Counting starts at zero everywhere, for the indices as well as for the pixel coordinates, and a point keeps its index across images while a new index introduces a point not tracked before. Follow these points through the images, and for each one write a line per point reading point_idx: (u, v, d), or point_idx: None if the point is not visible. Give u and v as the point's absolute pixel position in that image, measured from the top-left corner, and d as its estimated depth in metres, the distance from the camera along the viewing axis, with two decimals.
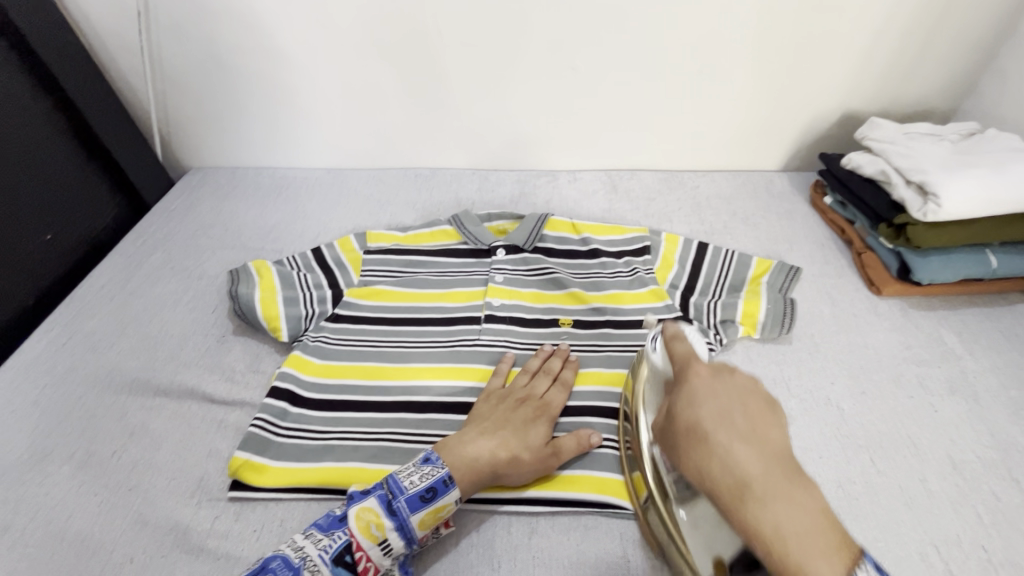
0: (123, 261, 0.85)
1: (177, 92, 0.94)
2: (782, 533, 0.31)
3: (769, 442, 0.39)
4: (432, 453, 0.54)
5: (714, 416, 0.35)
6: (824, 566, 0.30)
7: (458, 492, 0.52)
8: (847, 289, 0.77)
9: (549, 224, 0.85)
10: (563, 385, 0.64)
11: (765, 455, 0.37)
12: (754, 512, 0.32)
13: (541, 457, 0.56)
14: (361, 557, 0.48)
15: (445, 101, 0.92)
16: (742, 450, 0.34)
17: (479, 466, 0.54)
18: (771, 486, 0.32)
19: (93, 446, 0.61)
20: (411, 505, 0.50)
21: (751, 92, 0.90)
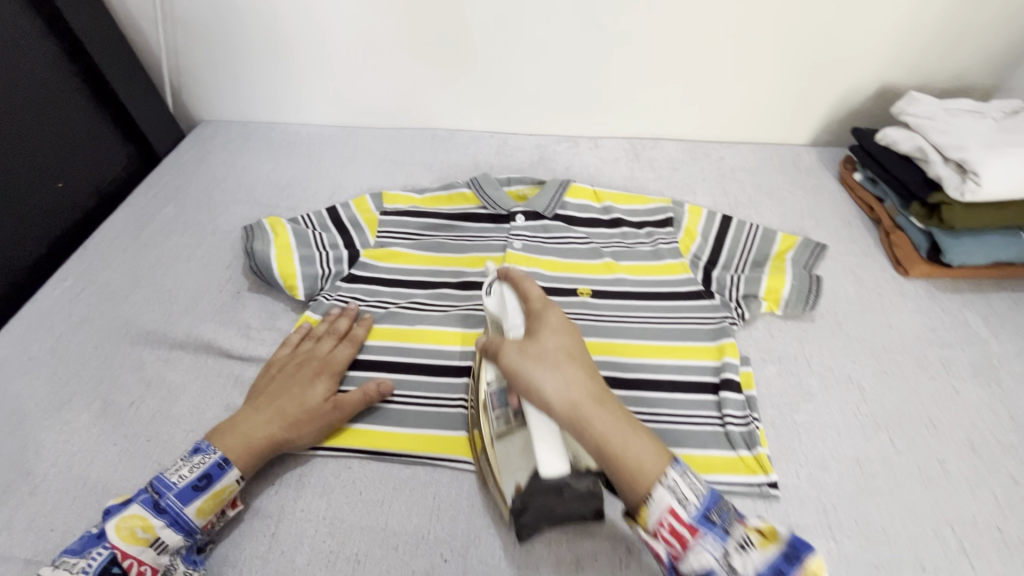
0: (136, 212, 0.83)
1: (189, 40, 0.90)
2: (615, 432, 0.45)
3: (681, 482, 0.45)
4: (202, 443, 0.53)
5: (556, 377, 0.47)
6: (643, 448, 0.45)
7: (239, 470, 0.52)
8: (873, 268, 0.76)
9: (571, 191, 0.82)
10: (351, 343, 0.64)
11: (672, 482, 0.45)
12: (596, 417, 0.46)
13: (318, 414, 0.56)
14: (131, 563, 0.46)
15: (468, 59, 0.89)
16: (574, 380, 0.47)
17: (257, 443, 0.53)
18: (603, 408, 0.46)
19: (111, 396, 0.61)
20: (182, 497, 0.49)
21: (785, 60, 0.86)
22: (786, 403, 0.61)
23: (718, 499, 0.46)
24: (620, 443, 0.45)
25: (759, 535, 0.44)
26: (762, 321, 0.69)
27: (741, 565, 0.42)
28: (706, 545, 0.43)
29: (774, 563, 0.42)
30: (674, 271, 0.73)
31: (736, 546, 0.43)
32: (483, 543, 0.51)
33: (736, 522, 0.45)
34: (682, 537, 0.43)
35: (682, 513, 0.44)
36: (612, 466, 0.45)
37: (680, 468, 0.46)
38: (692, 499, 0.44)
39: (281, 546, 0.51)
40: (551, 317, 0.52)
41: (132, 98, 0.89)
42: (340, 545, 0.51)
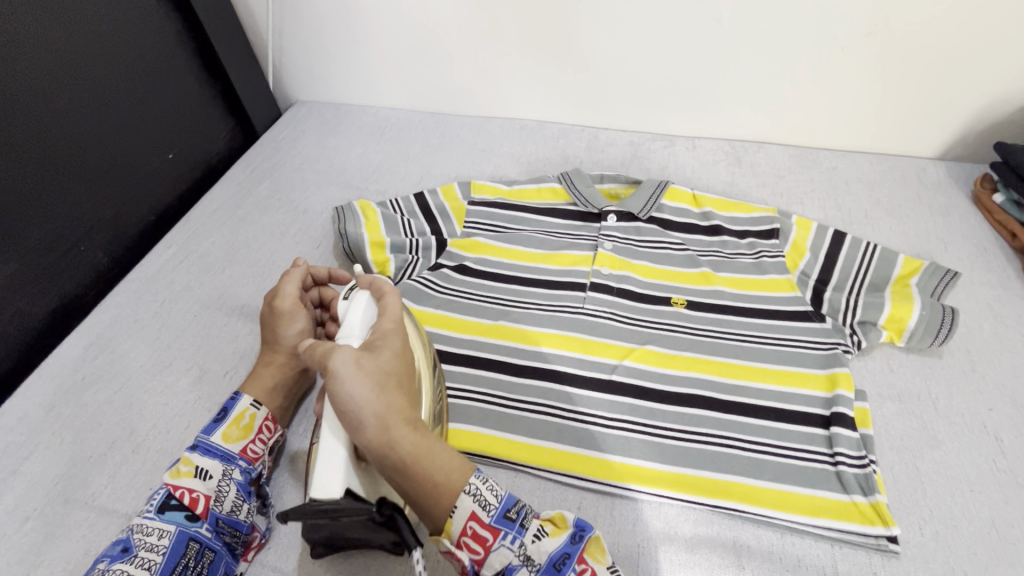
0: (235, 188, 0.86)
1: (293, 20, 0.92)
2: (419, 449, 0.43)
3: (483, 487, 0.44)
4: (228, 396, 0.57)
5: (371, 401, 0.44)
6: (457, 474, 0.44)
7: (247, 397, 0.54)
8: (1014, 304, 0.67)
9: (668, 193, 0.77)
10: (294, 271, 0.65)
11: (474, 488, 0.43)
12: (402, 433, 0.43)
13: (270, 318, 0.58)
14: (183, 493, 0.48)
15: (567, 49, 0.86)
16: (387, 416, 0.44)
17: (258, 372, 0.57)
18: (424, 448, 0.44)
19: (207, 364, 0.63)
20: (207, 430, 0.52)
21: (925, 61, 0.77)
22: (907, 447, 0.55)
23: (514, 497, 0.45)
24: (417, 451, 0.43)
25: (551, 525, 0.44)
26: (879, 353, 0.63)
27: (535, 553, 0.43)
28: (507, 544, 0.43)
29: (562, 547, 0.43)
30: (779, 288, 0.67)
31: (533, 537, 0.43)
32: None
33: (530, 515, 0.44)
34: (483, 540, 0.43)
35: (482, 515, 0.43)
36: (408, 477, 0.43)
37: (483, 474, 0.45)
38: (492, 501, 0.43)
39: (362, 534, 0.51)
40: (394, 334, 0.50)
41: (238, 76, 0.92)
42: (419, 542, 0.50)
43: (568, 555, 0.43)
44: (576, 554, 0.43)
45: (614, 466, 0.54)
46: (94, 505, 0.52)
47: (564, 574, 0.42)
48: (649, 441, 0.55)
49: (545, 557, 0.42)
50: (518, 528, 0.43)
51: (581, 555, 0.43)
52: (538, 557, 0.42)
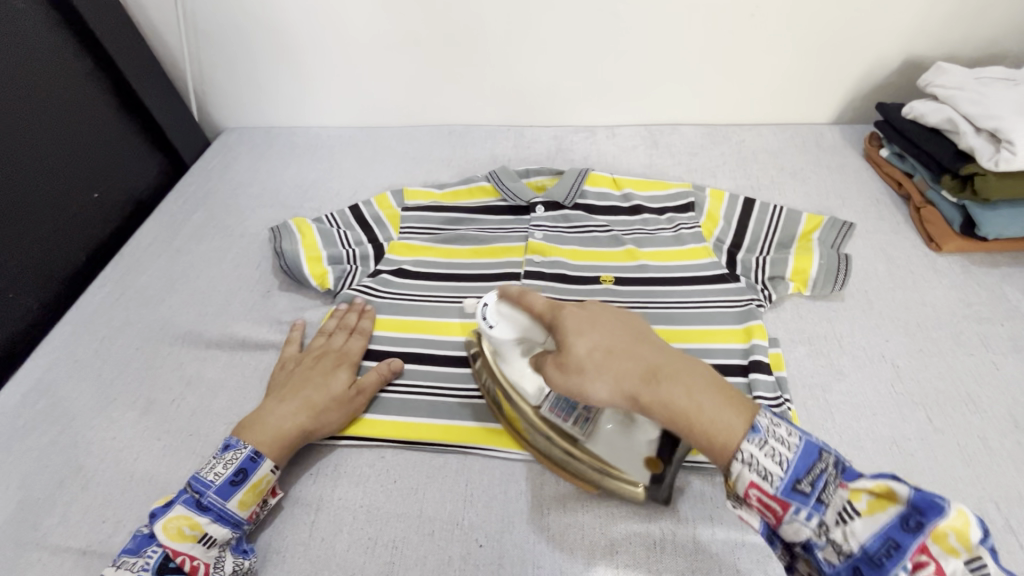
0: (168, 220, 0.86)
1: (211, 49, 0.92)
2: (681, 406, 0.41)
3: (758, 454, 0.40)
4: (232, 439, 0.53)
5: (612, 380, 0.42)
6: (733, 418, 0.41)
7: (271, 462, 0.53)
8: (904, 246, 0.74)
9: (589, 179, 0.82)
10: (362, 336, 0.65)
11: (749, 458, 0.40)
12: (661, 391, 0.41)
13: (345, 400, 0.58)
14: (184, 559, 0.48)
15: (483, 54, 0.89)
16: (630, 377, 0.42)
17: (291, 406, 0.56)
18: (681, 392, 0.41)
19: (152, 394, 0.64)
20: (221, 494, 0.50)
21: (807, 35, 0.84)
22: (817, 383, 0.60)
23: (816, 454, 0.40)
24: (688, 408, 0.41)
25: (866, 498, 0.39)
26: (790, 303, 0.69)
27: (845, 540, 0.38)
28: (799, 518, 0.39)
29: (885, 531, 0.37)
30: (698, 256, 0.73)
31: (836, 519, 0.39)
32: (515, 530, 0.52)
33: (836, 486, 0.40)
34: (774, 510, 0.40)
35: (766, 485, 0.40)
36: (687, 434, 0.41)
37: (760, 439, 0.40)
38: (775, 472, 0.40)
39: (321, 533, 0.52)
40: (597, 305, 0.48)
41: (160, 109, 0.92)
42: (377, 532, 0.52)
43: (900, 545, 0.37)
44: (919, 545, 0.37)
45: None
46: (46, 545, 0.52)
47: (892, 567, 0.36)
48: None
49: (862, 543, 0.38)
50: (753, 427, 0.40)
51: (926, 546, 0.37)
52: (851, 543, 0.38)
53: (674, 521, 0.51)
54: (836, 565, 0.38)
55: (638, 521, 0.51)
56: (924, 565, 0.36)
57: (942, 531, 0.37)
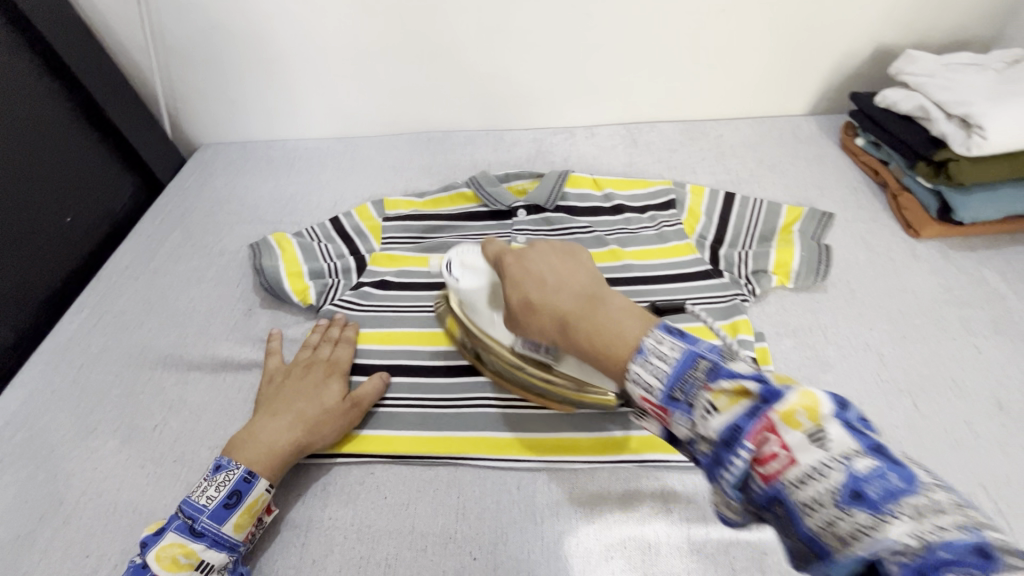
0: (144, 241, 0.84)
1: (181, 65, 0.91)
2: (593, 337, 0.40)
3: (643, 372, 0.37)
4: (223, 459, 0.52)
5: (530, 303, 0.46)
6: (629, 333, 0.39)
7: (266, 480, 0.51)
8: (883, 233, 0.74)
9: (570, 181, 0.82)
10: (347, 344, 0.64)
11: (634, 375, 0.37)
12: (577, 322, 0.42)
13: (340, 411, 0.57)
14: None
15: (457, 60, 0.89)
16: (554, 298, 0.44)
17: (284, 421, 0.54)
18: (583, 315, 0.42)
19: (134, 421, 0.62)
20: (216, 517, 0.49)
21: (779, 28, 0.85)
22: (803, 375, 0.60)
23: (692, 360, 0.35)
24: (589, 328, 0.41)
25: (726, 395, 0.33)
26: (773, 296, 0.69)
27: (707, 432, 0.34)
28: (679, 425, 0.36)
29: (736, 421, 0.32)
30: (681, 253, 0.73)
31: (702, 414, 0.34)
32: (511, 539, 0.51)
33: (701, 390, 0.34)
34: (660, 417, 0.37)
35: (649, 397, 0.36)
36: (595, 356, 0.41)
37: (642, 360, 0.37)
38: (654, 381, 0.36)
39: (313, 555, 0.52)
40: (542, 249, 0.49)
41: (132, 129, 0.90)
42: (370, 550, 0.52)
43: (742, 432, 0.32)
44: (764, 423, 0.32)
45: (555, 440, 0.57)
46: None
47: (739, 450, 0.32)
48: (584, 411, 0.58)
49: (716, 434, 0.33)
50: (639, 351, 0.38)
51: (769, 421, 0.32)
52: (710, 435, 0.33)
53: (668, 522, 0.51)
54: (707, 459, 0.34)
55: (633, 524, 0.51)
56: (772, 457, 0.31)
57: (787, 411, 0.31)
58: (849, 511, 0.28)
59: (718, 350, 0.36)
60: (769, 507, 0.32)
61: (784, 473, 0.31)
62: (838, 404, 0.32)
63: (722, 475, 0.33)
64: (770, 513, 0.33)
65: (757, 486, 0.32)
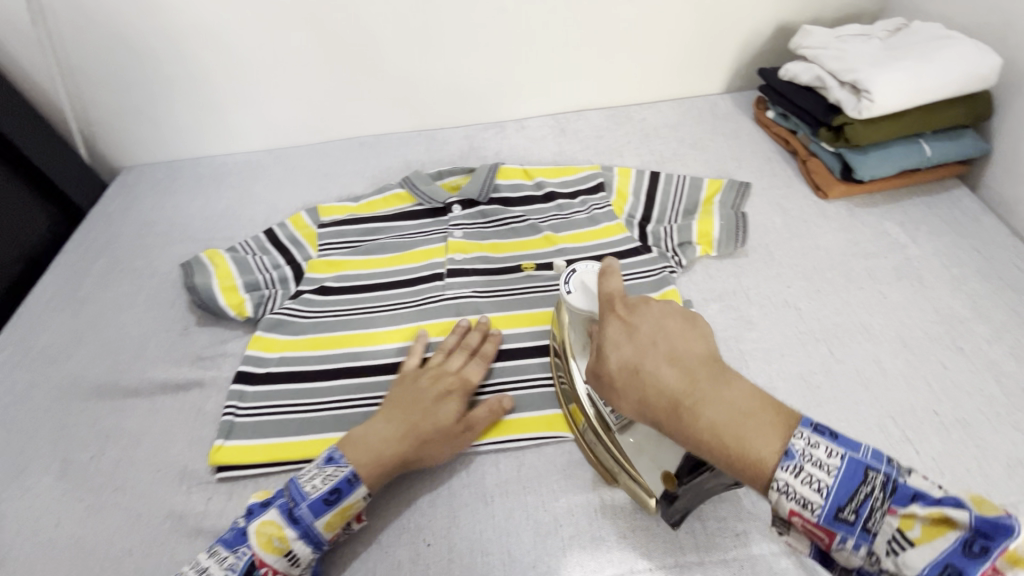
0: (68, 271, 0.81)
1: (92, 86, 0.88)
2: (732, 427, 0.38)
3: (794, 481, 0.36)
4: (335, 452, 0.52)
5: (658, 371, 0.42)
6: (764, 441, 0.37)
7: (365, 488, 0.50)
8: (796, 198, 0.79)
9: (501, 173, 0.84)
10: (482, 360, 0.61)
11: (783, 484, 0.36)
12: (720, 400, 0.39)
13: (451, 432, 0.54)
14: (267, 571, 0.47)
15: (380, 63, 0.89)
16: (665, 370, 0.41)
17: (396, 430, 0.53)
18: (723, 396, 0.39)
19: (69, 455, 0.60)
20: (313, 510, 0.48)
21: (687, 12, 0.89)
22: (729, 335, 0.64)
23: (860, 473, 0.35)
24: (722, 424, 0.38)
25: (919, 523, 0.32)
26: (699, 265, 0.72)
27: (896, 567, 0.32)
28: (848, 549, 0.35)
29: (942, 558, 0.31)
30: (612, 233, 0.75)
31: (889, 549, 0.33)
32: (462, 522, 0.52)
33: (884, 513, 0.34)
34: (821, 538, 0.36)
35: (806, 513, 0.35)
36: (720, 454, 0.38)
37: (793, 465, 0.36)
38: (813, 499, 0.35)
39: None
40: (656, 305, 0.46)
41: (45, 156, 0.87)
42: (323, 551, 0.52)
43: (960, 572, 0.30)
44: (972, 573, 0.30)
45: (499, 423, 0.58)
46: None
47: None
48: (526, 392, 0.60)
49: (915, 573, 0.31)
50: (787, 454, 0.36)
51: (993, 565, 0.30)
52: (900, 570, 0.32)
53: (612, 487, 0.53)
54: None
55: (579, 493, 0.53)
56: None
57: (1011, 551, 0.30)
58: None
59: (887, 459, 0.35)
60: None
61: None
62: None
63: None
64: None
65: None
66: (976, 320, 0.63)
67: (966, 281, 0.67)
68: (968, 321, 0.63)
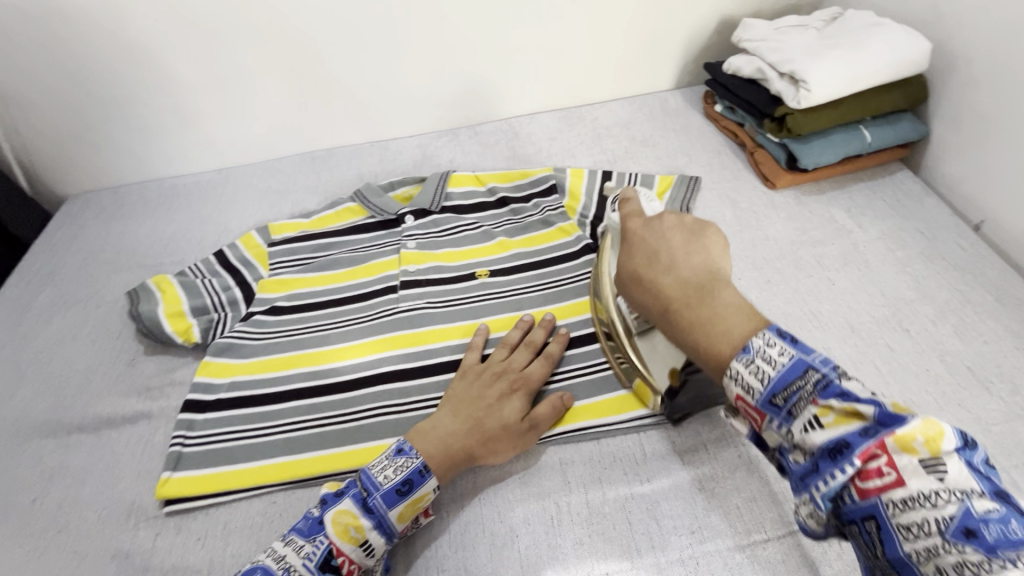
0: (9, 306, 0.78)
1: (27, 114, 0.85)
2: (707, 318, 0.44)
3: (745, 370, 0.40)
4: (405, 443, 0.51)
5: (653, 266, 0.49)
6: (735, 327, 0.42)
7: (436, 480, 0.50)
8: (745, 189, 0.80)
9: (452, 181, 0.83)
10: (547, 360, 0.60)
11: (734, 373, 0.40)
12: (710, 300, 0.44)
13: (517, 432, 0.54)
14: (344, 560, 0.46)
15: (326, 76, 0.88)
16: (664, 278, 0.47)
17: (464, 425, 0.53)
18: (711, 291, 0.45)
19: (10, 498, 0.58)
20: (388, 500, 0.48)
21: (629, 11, 0.90)
22: None
23: (801, 369, 0.38)
24: (698, 319, 0.44)
25: (835, 413, 0.36)
26: None
27: (806, 442, 0.37)
28: (772, 427, 0.39)
29: (843, 436, 0.35)
30: (566, 234, 0.75)
31: (804, 426, 0.37)
32: (417, 540, 0.52)
33: (807, 402, 0.37)
34: (755, 416, 0.40)
35: (748, 397, 0.40)
36: (692, 337, 0.44)
37: (746, 357, 0.40)
38: (756, 383, 0.39)
39: None
40: (669, 218, 0.52)
41: None
42: None
43: (851, 447, 0.34)
44: (865, 445, 0.34)
45: None
46: None
47: (844, 464, 0.34)
48: None
49: (819, 446, 0.36)
50: (744, 349, 0.40)
51: (883, 444, 0.34)
52: (808, 443, 0.36)
53: (568, 492, 0.53)
54: (802, 466, 0.37)
55: (534, 501, 0.53)
56: (875, 474, 0.34)
57: (906, 437, 0.34)
58: (960, 547, 0.31)
59: (833, 364, 0.38)
60: (860, 522, 0.35)
61: (885, 491, 0.34)
62: (963, 445, 0.35)
63: (818, 484, 0.36)
64: (855, 525, 0.36)
65: (851, 497, 0.35)
66: (920, 300, 0.64)
67: (910, 262, 0.68)
68: (913, 302, 0.64)
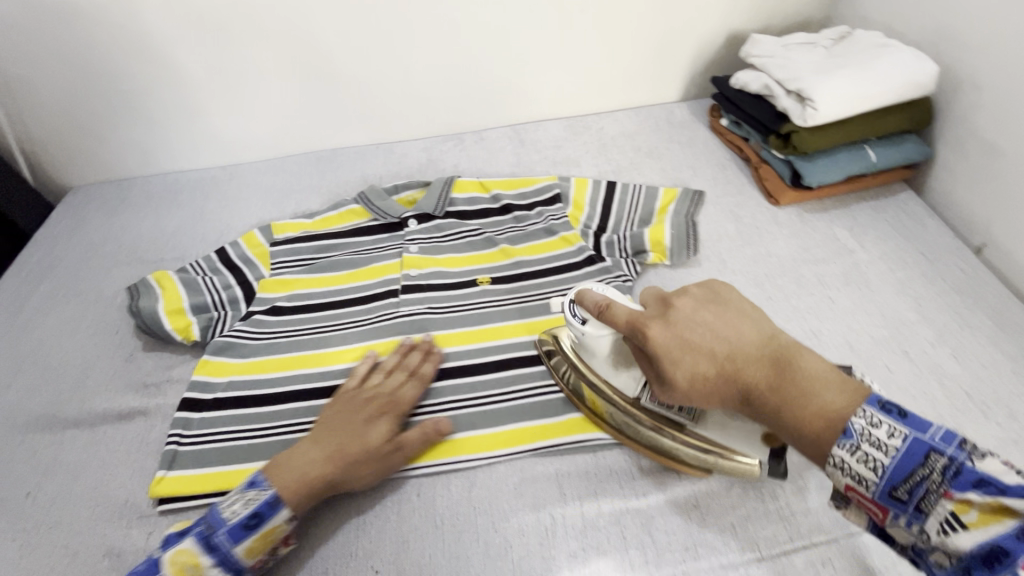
0: (8, 297, 0.78)
1: (34, 105, 0.85)
2: (804, 400, 0.41)
3: (855, 458, 0.38)
4: (259, 476, 0.51)
5: (711, 356, 0.45)
6: (832, 399, 0.41)
7: (289, 510, 0.49)
8: (748, 204, 0.80)
9: (457, 186, 0.83)
10: (420, 383, 0.60)
11: (853, 465, 0.38)
12: (793, 379, 0.42)
13: (379, 456, 0.53)
14: None
15: (334, 77, 0.89)
16: (737, 364, 0.45)
17: (324, 453, 0.52)
18: (787, 367, 0.43)
19: (3, 491, 0.58)
20: (232, 536, 0.47)
21: (639, 22, 0.90)
22: None
23: (922, 455, 0.36)
24: (792, 402, 0.41)
25: (976, 511, 0.34)
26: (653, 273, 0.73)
27: (948, 545, 0.35)
28: (901, 525, 0.38)
29: (995, 540, 0.33)
30: (568, 244, 0.75)
31: (939, 527, 0.35)
32: (411, 548, 0.51)
33: (939, 496, 0.35)
34: (877, 511, 0.39)
35: (863, 489, 0.38)
36: (800, 431, 0.41)
37: (850, 443, 0.38)
38: (870, 476, 0.38)
39: None
40: (684, 301, 0.49)
41: None
42: None
43: (1008, 554, 0.32)
44: (1021, 551, 0.32)
45: (449, 443, 0.57)
46: None
47: (1002, 573, 0.32)
48: (477, 411, 0.59)
49: (966, 550, 0.34)
50: (847, 433, 0.39)
51: None
52: (951, 546, 0.35)
53: (563, 504, 0.53)
54: (948, 570, 0.36)
55: (529, 512, 0.53)
56: None
57: None
58: None
59: (958, 441, 0.36)
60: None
61: None
62: None
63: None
64: None
65: None
66: (920, 322, 0.65)
67: (910, 283, 0.69)
68: (913, 323, 0.65)
